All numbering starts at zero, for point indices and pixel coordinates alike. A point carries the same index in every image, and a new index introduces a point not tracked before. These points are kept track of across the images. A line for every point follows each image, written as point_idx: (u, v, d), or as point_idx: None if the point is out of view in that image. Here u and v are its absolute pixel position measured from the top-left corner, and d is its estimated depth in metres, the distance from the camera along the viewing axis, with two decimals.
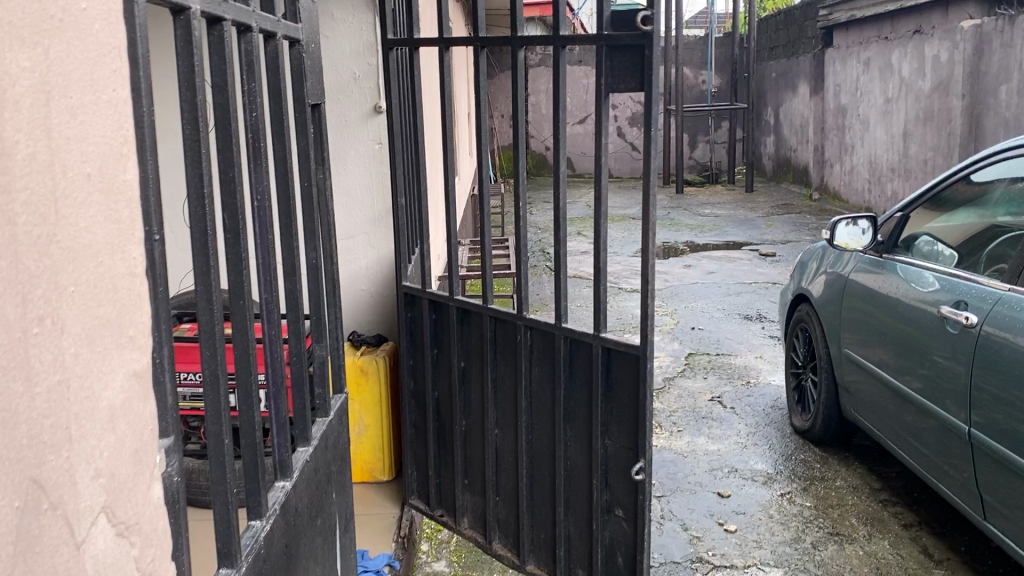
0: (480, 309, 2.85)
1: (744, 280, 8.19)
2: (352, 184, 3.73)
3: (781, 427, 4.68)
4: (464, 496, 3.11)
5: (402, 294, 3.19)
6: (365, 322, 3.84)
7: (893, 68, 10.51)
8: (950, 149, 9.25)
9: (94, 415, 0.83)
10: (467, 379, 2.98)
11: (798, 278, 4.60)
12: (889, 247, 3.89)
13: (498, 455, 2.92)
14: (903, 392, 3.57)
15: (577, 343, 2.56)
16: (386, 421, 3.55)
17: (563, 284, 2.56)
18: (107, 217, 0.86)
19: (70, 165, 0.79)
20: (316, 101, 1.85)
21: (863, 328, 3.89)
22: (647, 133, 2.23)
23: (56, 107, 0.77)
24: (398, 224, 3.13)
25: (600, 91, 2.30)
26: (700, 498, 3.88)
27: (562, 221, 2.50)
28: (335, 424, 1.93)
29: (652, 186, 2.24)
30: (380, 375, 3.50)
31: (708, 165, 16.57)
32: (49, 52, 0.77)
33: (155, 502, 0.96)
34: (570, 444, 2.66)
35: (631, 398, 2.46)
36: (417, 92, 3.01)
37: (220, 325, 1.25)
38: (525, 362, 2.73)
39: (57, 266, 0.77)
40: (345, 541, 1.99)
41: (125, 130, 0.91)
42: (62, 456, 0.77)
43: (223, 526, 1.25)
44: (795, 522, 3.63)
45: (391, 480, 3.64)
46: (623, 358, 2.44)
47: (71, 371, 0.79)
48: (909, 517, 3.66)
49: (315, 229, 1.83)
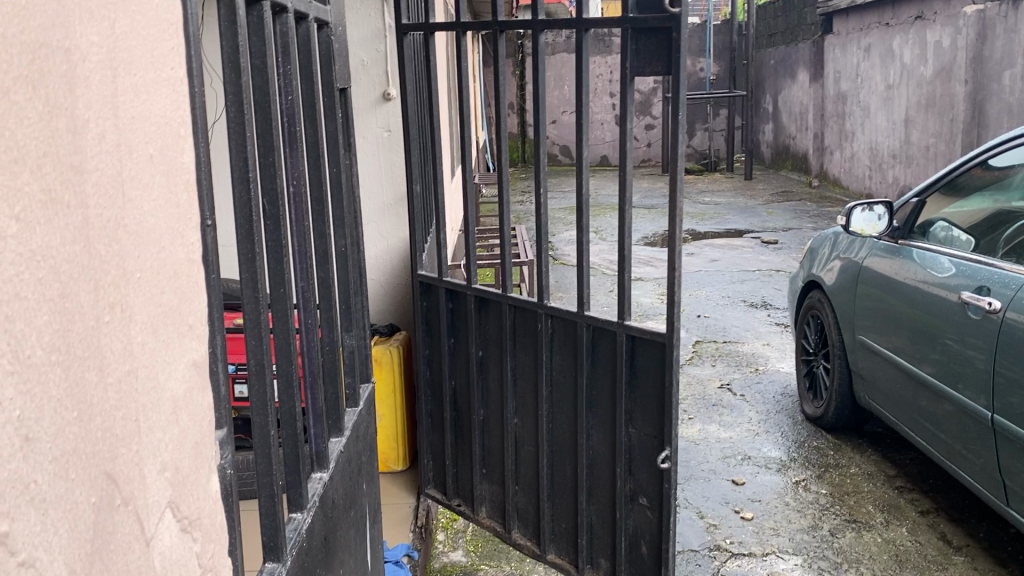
0: (500, 297, 2.82)
1: (748, 268, 8.16)
2: (362, 172, 3.69)
3: (792, 414, 4.66)
4: (482, 485, 3.08)
5: (417, 282, 3.16)
6: (376, 313, 3.81)
7: (894, 54, 10.47)
8: (952, 135, 9.21)
9: (159, 406, 0.79)
10: (485, 368, 2.96)
11: (809, 265, 4.58)
12: (905, 232, 3.85)
13: (517, 444, 2.90)
14: (919, 377, 3.56)
15: (601, 331, 2.53)
16: (400, 411, 3.53)
17: (586, 272, 2.52)
18: (167, 201, 0.83)
19: (134, 147, 0.76)
20: (343, 85, 1.82)
21: (877, 315, 3.87)
22: (674, 117, 2.18)
23: (122, 84, 0.74)
24: (413, 211, 3.10)
25: (624, 75, 2.27)
26: (714, 486, 3.86)
27: (585, 207, 2.46)
28: (364, 414, 1.90)
29: (680, 169, 2.20)
30: (394, 365, 3.48)
31: (706, 153, 16.54)
32: (115, 27, 0.73)
33: (214, 496, 0.93)
34: (593, 433, 2.64)
35: (655, 386, 2.43)
36: (431, 78, 2.97)
37: (265, 314, 1.22)
38: (546, 350, 2.70)
39: (125, 252, 0.74)
40: (373, 532, 1.96)
41: (183, 109, 0.87)
42: (132, 449, 0.74)
43: (269, 519, 1.23)
44: (812, 510, 3.62)
45: (406, 470, 3.62)
46: (648, 346, 2.41)
47: (138, 361, 0.76)
48: (925, 504, 3.65)
49: (343, 215, 1.79)
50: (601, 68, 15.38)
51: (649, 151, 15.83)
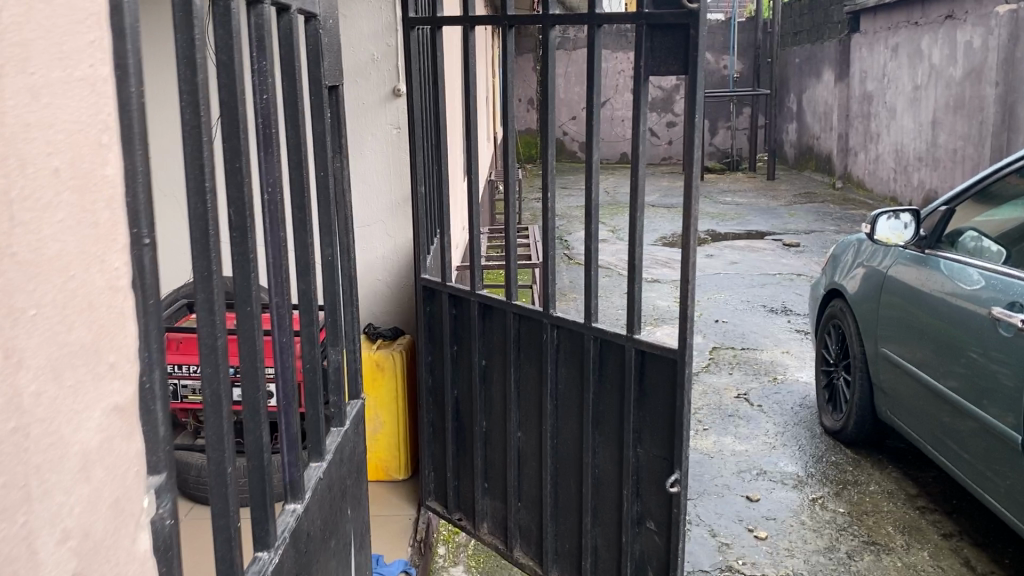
0: (504, 305, 2.69)
1: (768, 271, 8.00)
2: (369, 171, 3.58)
3: (810, 427, 4.51)
4: (484, 500, 2.97)
5: (420, 287, 3.05)
6: (383, 315, 3.71)
7: (923, 54, 10.24)
8: (981, 138, 8.99)
9: (62, 464, 0.68)
10: (488, 378, 2.84)
11: (831, 272, 4.43)
12: (932, 242, 3.68)
13: (521, 459, 2.78)
14: (944, 394, 3.41)
15: (608, 344, 2.40)
16: (402, 417, 3.41)
17: (594, 281, 2.39)
18: (79, 220, 0.71)
19: (31, 157, 0.64)
20: (332, 82, 1.69)
21: (901, 327, 3.71)
22: (690, 120, 2.05)
23: (10, 84, 0.62)
24: (417, 213, 2.98)
25: (638, 74, 2.14)
26: (728, 502, 3.73)
27: (594, 212, 2.33)
28: (350, 434, 1.79)
29: (695, 175, 2.07)
30: (397, 370, 3.36)
31: (728, 152, 16.34)
32: (3, 16, 0.61)
33: (140, 557, 0.81)
34: (599, 451, 2.51)
35: (665, 404, 2.30)
36: (439, 74, 2.85)
37: (223, 343, 1.10)
38: (551, 362, 2.57)
39: (11, 287, 0.62)
40: (360, 558, 1.84)
41: (106, 113, 0.76)
42: (17, 524, 0.62)
43: (225, 565, 1.12)
44: (828, 530, 3.47)
45: (407, 479, 3.51)
46: (657, 362, 2.28)
47: (31, 417, 0.64)
48: (948, 526, 3.49)
49: (332, 222, 1.68)
50: (624, 64, 15.29)
51: (669, 149, 15.66)
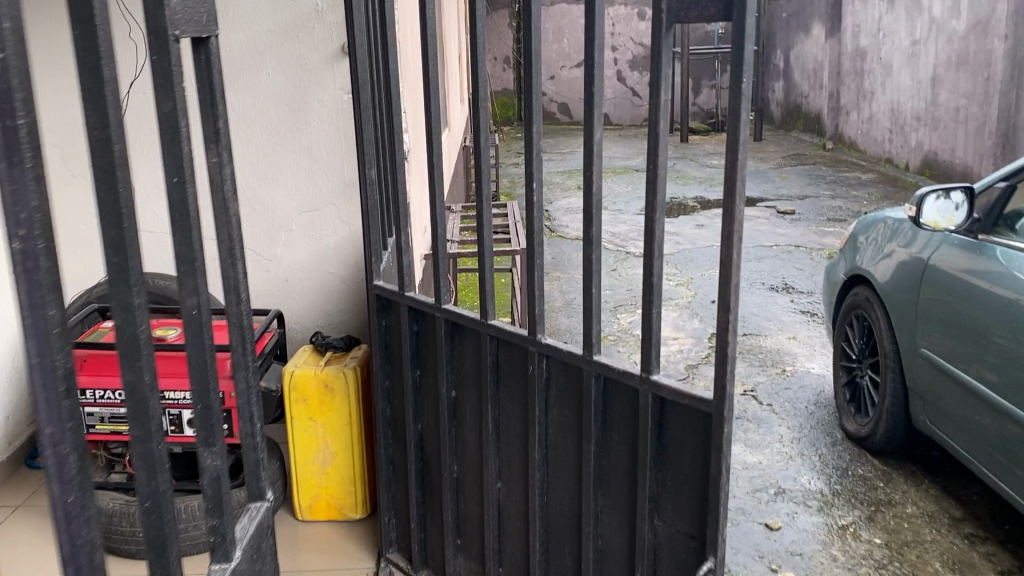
0: (478, 325, 2.09)
1: (764, 243, 7.43)
2: (314, 145, 2.95)
3: (829, 431, 3.97)
4: (456, 559, 2.39)
5: (374, 295, 2.44)
6: (335, 318, 3.10)
7: (923, 6, 9.64)
8: (987, 96, 8.43)
9: None
10: (459, 412, 2.26)
11: (854, 256, 3.85)
12: (987, 225, 3.09)
13: (501, 515, 2.20)
14: (996, 404, 2.87)
15: (615, 383, 1.81)
16: (356, 447, 2.82)
17: (596, 302, 1.79)
18: None
19: None
20: (195, 32, 1.08)
21: (943, 325, 3.15)
22: (733, 87, 1.44)
23: None
24: (368, 203, 2.36)
25: (659, 21, 1.54)
26: (745, 532, 3.19)
27: (595, 210, 1.72)
28: (244, 565, 1.20)
29: (740, 160, 1.47)
30: (349, 393, 2.77)
31: (712, 112, 15.69)
32: None
33: None
34: (603, 517, 1.93)
35: (694, 468, 1.71)
36: (389, 23, 2.20)
37: None
38: (540, 400, 1.98)
39: None
40: None
41: None
42: None
43: None
44: (865, 568, 2.93)
45: (365, 518, 2.92)
46: (685, 412, 1.69)
47: None
48: (1004, 561, 2.97)
49: (197, 255, 1.07)
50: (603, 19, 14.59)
51: None
